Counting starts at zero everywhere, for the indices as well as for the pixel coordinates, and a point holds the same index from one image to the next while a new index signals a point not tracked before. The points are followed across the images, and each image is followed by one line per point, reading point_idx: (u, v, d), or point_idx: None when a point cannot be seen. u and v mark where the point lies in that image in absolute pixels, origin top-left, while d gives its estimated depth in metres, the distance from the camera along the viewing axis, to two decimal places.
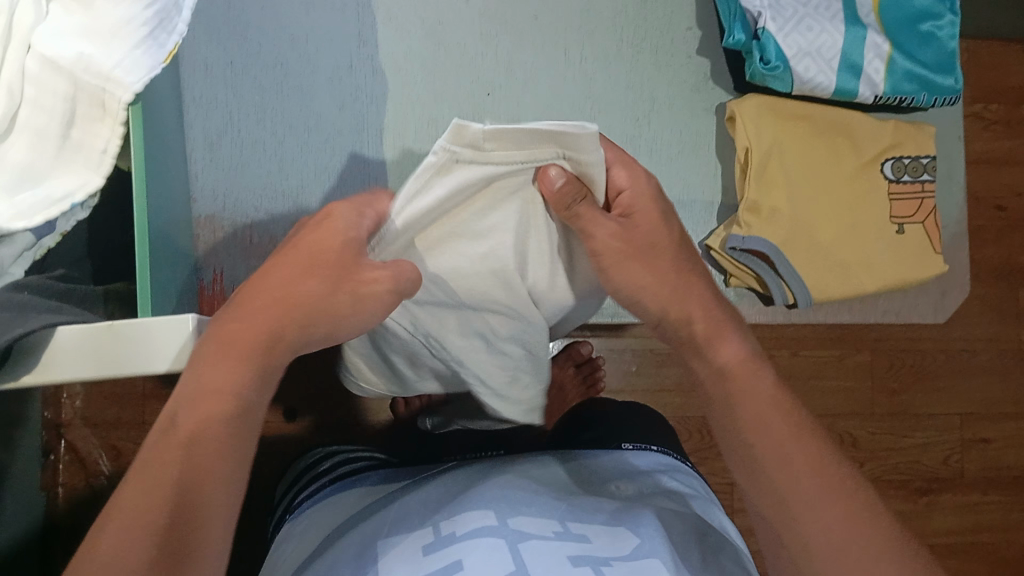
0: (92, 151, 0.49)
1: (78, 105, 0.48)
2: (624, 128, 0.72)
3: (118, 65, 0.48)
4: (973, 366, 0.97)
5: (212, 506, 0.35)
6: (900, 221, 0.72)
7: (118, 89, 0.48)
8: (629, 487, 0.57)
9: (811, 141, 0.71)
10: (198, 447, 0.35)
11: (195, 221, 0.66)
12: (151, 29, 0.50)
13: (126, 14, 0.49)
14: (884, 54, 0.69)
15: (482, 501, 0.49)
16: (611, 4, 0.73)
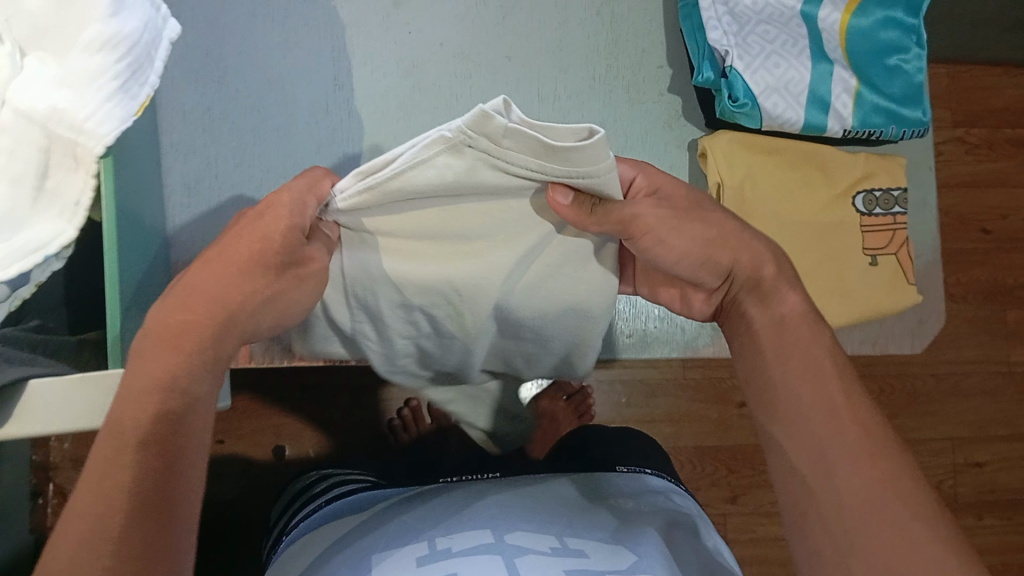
0: (66, 203, 0.50)
1: (51, 157, 0.49)
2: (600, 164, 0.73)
3: (92, 116, 0.49)
4: (950, 392, 1.09)
5: (168, 478, 0.37)
6: (872, 253, 0.73)
7: (90, 141, 0.49)
8: (632, 503, 0.63)
9: (782, 173, 0.72)
10: (145, 429, 0.38)
11: (173, 266, 0.67)
12: (123, 82, 0.50)
13: (99, 62, 0.49)
14: (852, 88, 0.70)
15: (478, 524, 0.54)
16: (584, 43, 0.74)
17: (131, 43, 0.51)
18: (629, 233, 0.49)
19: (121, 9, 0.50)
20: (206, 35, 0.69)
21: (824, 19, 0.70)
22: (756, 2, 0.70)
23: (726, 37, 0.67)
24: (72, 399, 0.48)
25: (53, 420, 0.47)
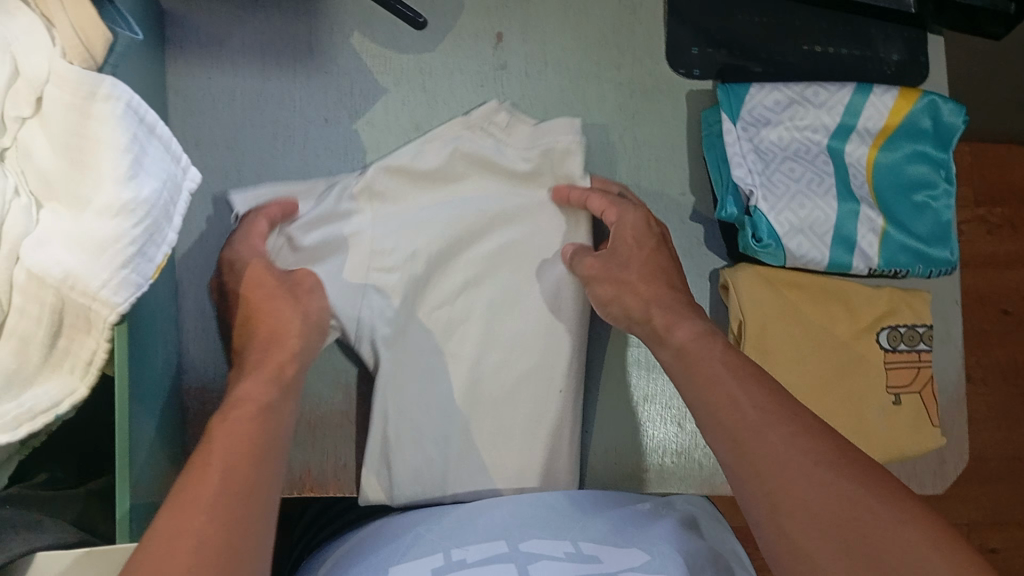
0: (77, 360, 0.48)
1: (64, 318, 0.47)
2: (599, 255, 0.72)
3: (106, 284, 0.45)
4: (983, 472, 1.17)
5: (256, 476, 0.46)
6: (895, 392, 0.71)
7: (104, 310, 0.45)
8: (647, 504, 0.63)
9: (802, 310, 0.71)
10: (230, 455, 0.46)
11: (184, 393, 0.66)
12: (140, 246, 0.47)
13: (114, 229, 0.46)
14: (878, 228, 0.69)
15: (487, 535, 0.57)
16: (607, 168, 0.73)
17: (151, 206, 0.48)
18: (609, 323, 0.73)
19: (139, 170, 0.48)
20: (223, 157, 0.69)
21: (851, 153, 0.69)
22: (783, 138, 0.69)
23: (751, 175, 0.67)
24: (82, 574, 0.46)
25: None
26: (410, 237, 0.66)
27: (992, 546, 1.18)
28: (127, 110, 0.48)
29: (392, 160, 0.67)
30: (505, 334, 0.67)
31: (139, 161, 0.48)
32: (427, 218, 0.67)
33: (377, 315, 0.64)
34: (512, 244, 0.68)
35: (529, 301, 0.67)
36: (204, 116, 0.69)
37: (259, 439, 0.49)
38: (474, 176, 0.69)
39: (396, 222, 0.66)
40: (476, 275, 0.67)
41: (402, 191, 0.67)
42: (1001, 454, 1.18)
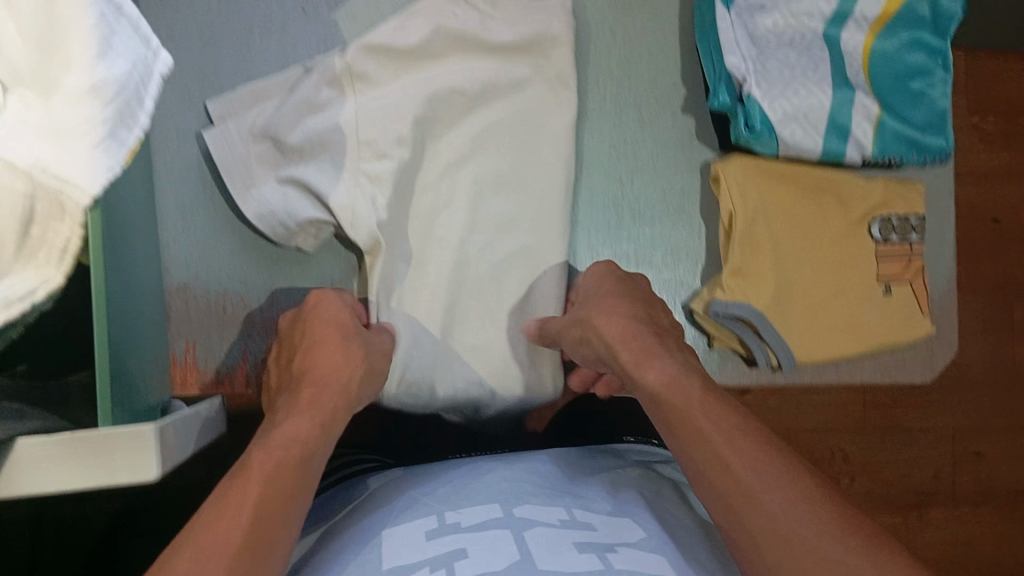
0: (53, 249, 0.36)
1: (34, 204, 0.36)
2: (594, 143, 0.71)
3: (77, 165, 0.37)
4: None
5: (289, 513, 0.45)
6: (886, 282, 0.71)
7: (79, 194, 0.40)
8: (636, 470, 0.63)
9: (796, 201, 0.70)
10: (267, 483, 0.45)
11: (166, 291, 0.66)
12: (113, 125, 0.39)
13: (86, 110, 0.41)
14: (873, 116, 0.67)
15: (483, 497, 0.54)
16: (596, 59, 0.71)
17: (123, 84, 0.43)
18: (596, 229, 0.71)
19: (106, 42, 0.40)
20: (198, 49, 0.66)
21: (847, 41, 0.66)
22: (778, 24, 0.66)
23: (744, 62, 0.65)
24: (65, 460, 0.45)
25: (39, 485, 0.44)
26: (393, 121, 0.63)
27: None
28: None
29: (373, 38, 0.64)
30: (495, 212, 0.67)
31: (109, 38, 0.43)
32: (411, 97, 0.64)
33: (371, 202, 0.62)
34: (500, 119, 0.67)
35: (520, 179, 0.67)
36: (177, 7, 0.66)
37: (299, 469, 0.47)
38: (456, 55, 0.67)
39: (381, 107, 0.64)
40: (459, 156, 0.67)
41: (383, 72, 0.65)
42: None
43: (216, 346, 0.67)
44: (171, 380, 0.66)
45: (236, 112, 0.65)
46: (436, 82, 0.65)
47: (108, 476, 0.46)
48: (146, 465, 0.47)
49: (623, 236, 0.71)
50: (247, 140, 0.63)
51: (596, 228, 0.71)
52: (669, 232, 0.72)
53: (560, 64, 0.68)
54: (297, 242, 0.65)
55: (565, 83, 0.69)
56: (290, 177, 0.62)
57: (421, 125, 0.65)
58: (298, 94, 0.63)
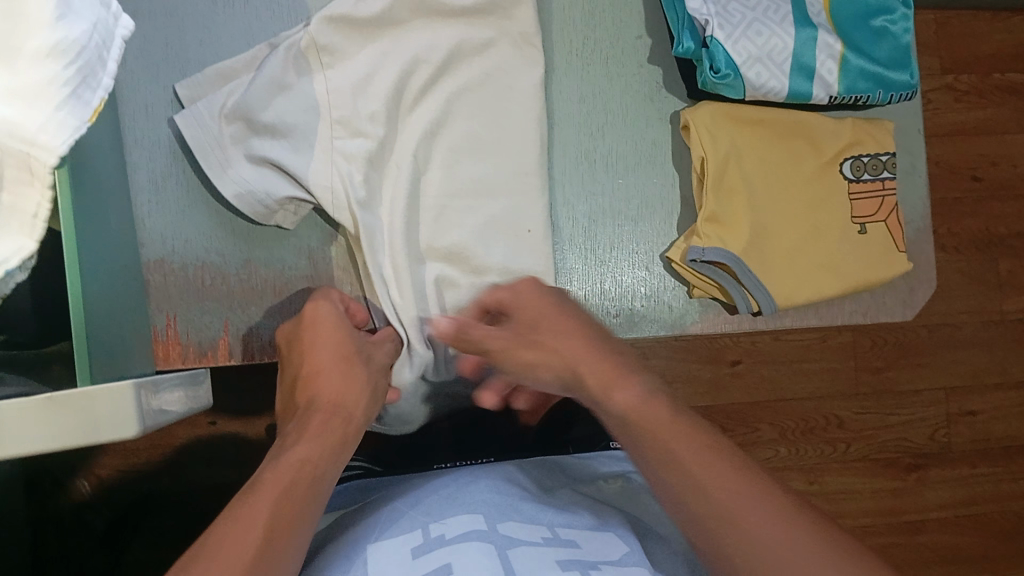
0: (24, 214, 0.39)
1: (3, 169, 0.38)
2: (561, 102, 0.71)
3: (43, 125, 0.38)
4: (957, 338, 1.19)
5: (302, 523, 0.45)
6: (861, 222, 0.71)
7: (43, 153, 0.38)
8: (615, 483, 0.66)
9: (767, 145, 0.70)
10: (279, 498, 0.45)
11: (144, 267, 0.65)
12: (76, 86, 0.40)
13: (47, 69, 0.39)
14: (837, 54, 0.67)
15: (469, 509, 0.56)
16: (560, 17, 0.72)
17: (81, 46, 0.41)
18: (579, 198, 0.71)
19: (68, 11, 0.41)
20: (166, 27, 0.67)
21: None
22: None
23: (706, 6, 0.65)
24: (40, 423, 0.41)
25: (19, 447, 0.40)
26: (364, 98, 0.64)
27: (970, 410, 1.20)
28: None
29: (335, 10, 0.63)
30: (469, 175, 0.66)
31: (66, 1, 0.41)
32: (380, 71, 0.65)
33: (349, 177, 0.62)
34: (468, 84, 0.67)
35: (492, 142, 0.67)
36: None
37: (309, 484, 0.48)
38: (422, 21, 0.66)
39: (353, 81, 0.64)
40: (433, 124, 0.66)
41: (350, 43, 0.64)
42: (975, 319, 1.19)
43: (197, 320, 0.67)
44: (153, 354, 0.65)
45: (203, 94, 0.64)
46: (400, 53, 0.65)
47: (86, 433, 0.41)
48: (128, 421, 0.42)
49: (598, 192, 0.71)
50: (219, 119, 0.61)
51: (572, 183, 0.71)
52: (644, 183, 0.72)
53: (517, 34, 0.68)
54: (276, 220, 0.65)
55: (530, 43, 0.69)
56: (263, 157, 0.61)
57: (391, 97, 0.65)
58: (266, 72, 0.61)
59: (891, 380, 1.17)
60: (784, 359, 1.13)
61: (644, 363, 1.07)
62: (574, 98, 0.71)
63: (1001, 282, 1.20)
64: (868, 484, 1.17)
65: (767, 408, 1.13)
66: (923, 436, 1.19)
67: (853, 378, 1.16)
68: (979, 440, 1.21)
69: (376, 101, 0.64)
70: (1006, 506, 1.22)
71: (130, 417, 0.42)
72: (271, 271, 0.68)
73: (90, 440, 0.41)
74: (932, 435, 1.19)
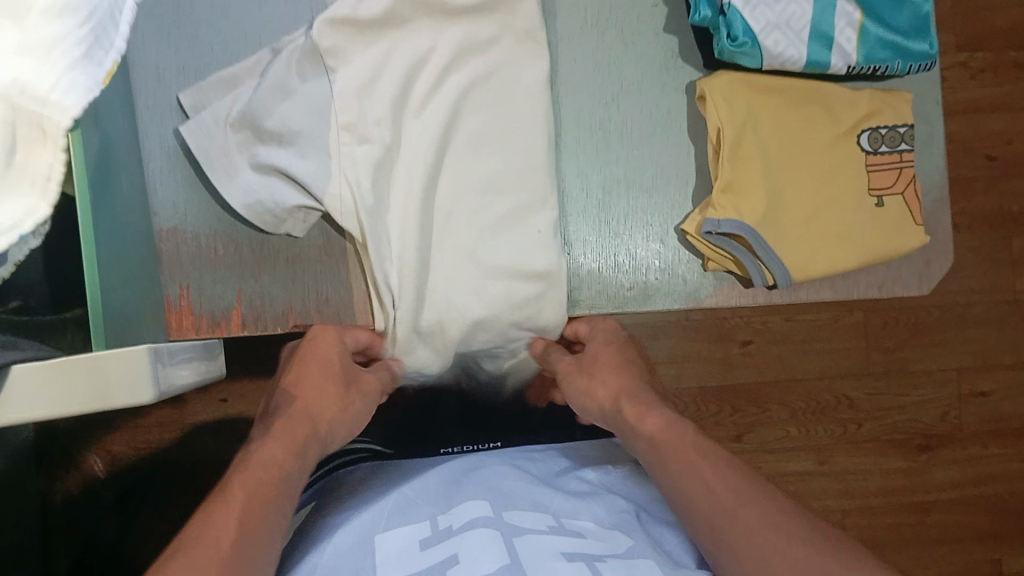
0: (35, 169, 0.39)
1: (17, 128, 0.38)
2: (573, 77, 0.70)
3: (55, 85, 0.39)
4: (969, 318, 1.18)
5: (267, 523, 0.48)
6: (878, 194, 0.70)
7: (57, 114, 0.40)
8: (624, 468, 0.66)
9: (784, 115, 0.69)
10: (245, 502, 0.47)
11: (156, 235, 0.65)
12: (87, 48, 0.42)
13: (57, 27, 0.40)
14: (856, 22, 0.66)
15: (478, 497, 0.56)
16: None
17: (88, 7, 0.42)
18: (592, 173, 0.70)
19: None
20: None
21: None
22: None
23: None
24: (52, 385, 0.40)
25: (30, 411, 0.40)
26: (370, 103, 0.64)
27: (982, 389, 1.20)
28: None
29: (337, 12, 0.63)
30: (477, 177, 0.67)
31: None
32: (385, 74, 0.65)
33: (357, 186, 0.63)
34: (472, 84, 0.67)
35: (498, 142, 0.67)
36: None
37: (271, 489, 0.50)
38: (422, 21, 0.67)
39: (358, 86, 0.64)
40: (444, 122, 0.66)
41: (352, 44, 0.65)
42: (987, 298, 1.18)
43: (209, 289, 0.66)
44: (166, 323, 0.65)
45: (210, 101, 0.65)
46: (401, 57, 0.66)
47: (96, 396, 0.41)
48: (139, 386, 0.41)
49: (612, 164, 0.70)
50: (224, 128, 0.63)
51: (585, 157, 0.70)
52: (658, 154, 0.71)
53: (527, 10, 0.68)
54: (285, 228, 0.65)
55: (534, 39, 0.68)
56: (269, 164, 0.63)
57: (397, 98, 0.66)
58: (269, 79, 0.63)
59: (901, 359, 1.17)
60: (796, 338, 1.13)
61: (655, 341, 1.07)
62: (586, 81, 0.70)
63: (1015, 261, 1.19)
64: (879, 463, 1.17)
65: (777, 387, 1.12)
66: (935, 415, 1.18)
67: (865, 357, 1.15)
68: (990, 419, 1.21)
69: (382, 104, 0.65)
70: (1016, 486, 1.22)
71: (142, 381, 0.41)
72: (284, 240, 0.67)
73: (100, 405, 0.41)
74: (943, 415, 1.19)
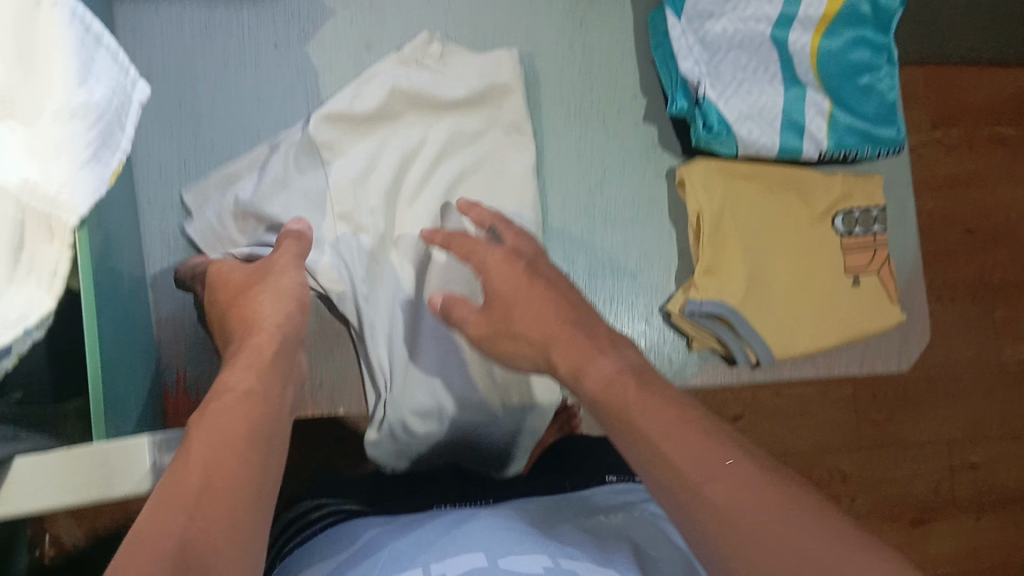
0: (44, 269, 0.46)
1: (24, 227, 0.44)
2: (558, 162, 0.73)
3: (61, 188, 0.46)
4: (956, 390, 1.20)
5: (251, 463, 0.40)
6: (854, 273, 0.73)
7: (65, 211, 0.47)
8: (619, 486, 0.64)
9: (762, 200, 0.72)
10: (212, 440, 0.40)
11: (155, 324, 0.67)
12: (94, 150, 0.49)
13: (82, 135, 0.49)
14: (825, 111, 0.70)
15: (467, 550, 0.49)
16: (549, 91, 0.74)
17: (104, 112, 0.51)
18: (579, 256, 0.72)
19: (87, 76, 0.50)
20: (178, 87, 0.68)
21: (795, 42, 0.68)
22: (727, 29, 0.69)
23: (698, 66, 0.68)
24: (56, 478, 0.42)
25: (34, 504, 0.41)
26: (364, 192, 0.68)
27: (972, 461, 1.21)
28: (71, 17, 0.51)
29: (332, 108, 0.67)
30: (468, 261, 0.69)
31: (86, 69, 0.50)
32: (379, 164, 0.69)
33: (352, 272, 0.66)
34: (463, 171, 0.70)
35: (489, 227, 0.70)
36: (152, 46, 0.68)
37: (267, 415, 0.45)
38: (412, 115, 0.70)
39: (355, 174, 0.68)
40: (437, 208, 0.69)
41: (346, 137, 0.68)
42: (974, 369, 1.20)
43: (207, 376, 0.68)
44: (163, 409, 0.66)
45: (211, 196, 0.67)
46: (394, 147, 0.69)
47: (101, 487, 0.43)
48: (139, 476, 0.44)
49: (598, 246, 0.73)
50: (227, 219, 0.66)
51: (572, 241, 0.73)
52: (642, 236, 0.74)
53: (514, 104, 0.72)
54: None
55: (520, 130, 0.72)
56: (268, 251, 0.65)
57: (390, 188, 0.69)
58: (270, 171, 0.66)
59: (892, 433, 1.18)
60: (788, 412, 1.13)
61: None
62: (572, 169, 0.73)
63: (999, 329, 1.21)
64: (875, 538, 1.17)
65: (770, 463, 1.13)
66: (928, 487, 1.19)
67: (855, 431, 1.16)
68: (981, 491, 1.21)
69: (376, 195, 0.68)
70: (1012, 558, 1.22)
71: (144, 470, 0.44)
72: None
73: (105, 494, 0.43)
74: (935, 487, 1.19)
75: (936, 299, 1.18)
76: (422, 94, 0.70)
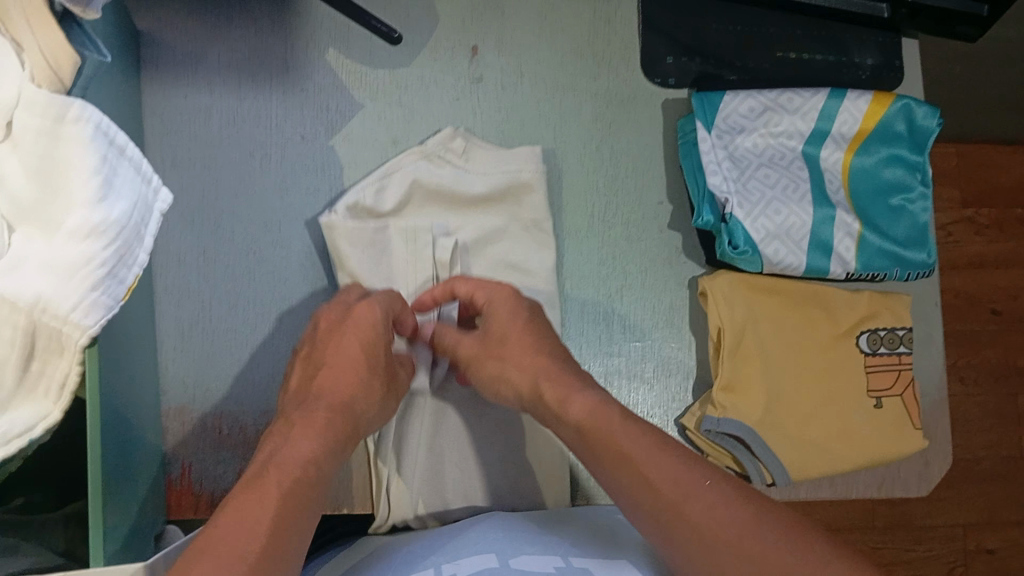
0: (50, 382, 0.45)
1: (36, 341, 0.44)
2: (580, 265, 0.72)
3: (75, 306, 0.43)
4: (977, 472, 1.11)
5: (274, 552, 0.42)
6: (877, 396, 0.71)
7: (75, 332, 0.43)
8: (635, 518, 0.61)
9: (784, 316, 0.71)
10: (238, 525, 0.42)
11: (163, 414, 0.64)
12: (111, 267, 0.45)
13: (86, 249, 0.44)
14: (855, 233, 0.69)
15: (481, 549, 0.53)
16: (573, 193, 0.73)
17: (122, 226, 0.46)
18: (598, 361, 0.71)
19: (109, 191, 0.46)
20: (203, 177, 0.68)
21: (826, 159, 0.69)
22: (757, 144, 0.70)
23: (726, 182, 0.67)
24: None
25: None
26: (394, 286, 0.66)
27: (989, 546, 1.12)
28: (94, 132, 0.46)
29: (356, 200, 0.66)
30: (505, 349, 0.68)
31: (110, 183, 0.46)
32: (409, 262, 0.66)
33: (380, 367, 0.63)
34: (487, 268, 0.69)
35: None
36: (179, 137, 0.69)
37: (301, 496, 0.45)
38: (434, 208, 0.69)
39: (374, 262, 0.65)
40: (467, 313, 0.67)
41: None
42: (996, 453, 1.12)
43: (211, 469, 0.65)
44: (164, 503, 0.63)
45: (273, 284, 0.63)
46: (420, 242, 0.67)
47: None
48: None
49: (614, 350, 0.71)
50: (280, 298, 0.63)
51: (591, 346, 0.71)
52: (661, 346, 0.72)
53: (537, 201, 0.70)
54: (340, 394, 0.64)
55: (541, 229, 0.70)
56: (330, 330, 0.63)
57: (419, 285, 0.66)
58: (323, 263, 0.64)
59: (908, 514, 1.09)
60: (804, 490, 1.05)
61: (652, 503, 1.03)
62: (593, 272, 0.72)
63: None
64: None
65: None
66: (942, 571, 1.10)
67: (868, 508, 1.08)
68: None
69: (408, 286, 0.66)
70: None
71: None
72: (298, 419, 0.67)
73: None
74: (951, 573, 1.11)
75: (953, 380, 1.12)
76: (446, 189, 0.69)
